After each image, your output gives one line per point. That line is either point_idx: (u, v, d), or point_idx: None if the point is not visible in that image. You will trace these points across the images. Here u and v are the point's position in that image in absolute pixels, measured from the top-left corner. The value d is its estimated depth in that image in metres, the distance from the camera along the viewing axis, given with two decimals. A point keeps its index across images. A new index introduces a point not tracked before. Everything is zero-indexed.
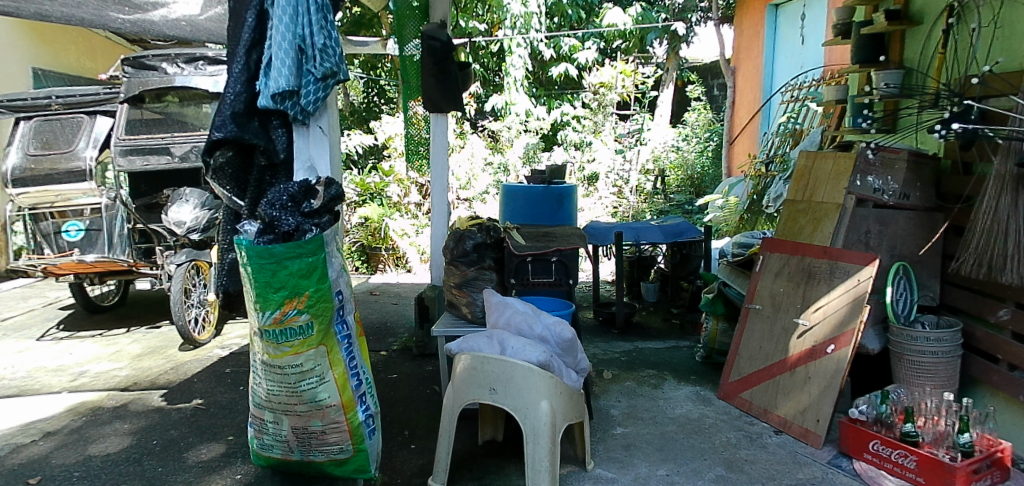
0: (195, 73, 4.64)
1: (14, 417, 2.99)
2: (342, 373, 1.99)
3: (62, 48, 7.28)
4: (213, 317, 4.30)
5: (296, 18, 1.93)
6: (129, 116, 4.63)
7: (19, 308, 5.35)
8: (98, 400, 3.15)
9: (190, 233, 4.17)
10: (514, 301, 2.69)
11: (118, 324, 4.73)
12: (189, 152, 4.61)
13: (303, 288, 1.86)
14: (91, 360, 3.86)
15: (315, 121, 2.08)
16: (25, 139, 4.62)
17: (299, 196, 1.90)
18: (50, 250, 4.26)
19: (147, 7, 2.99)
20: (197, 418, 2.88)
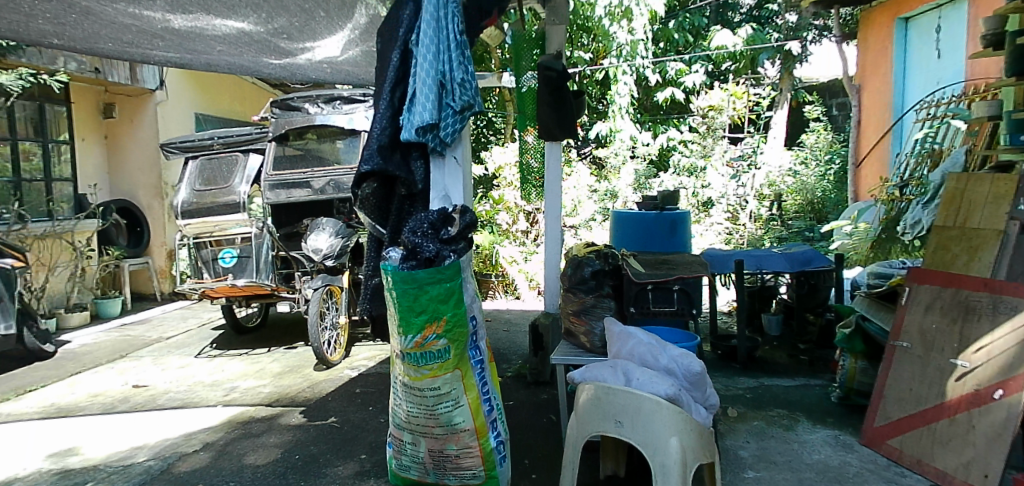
0: (333, 112, 5.03)
1: (179, 427, 3.29)
2: (476, 398, 2.02)
3: (219, 95, 8.16)
4: (343, 339, 4.56)
5: (438, 56, 2.04)
6: (275, 154, 5.08)
7: (178, 328, 5.96)
8: (247, 415, 3.40)
9: (326, 259, 4.46)
10: (638, 332, 2.62)
11: (262, 343, 5.14)
12: (325, 185, 4.99)
13: (441, 312, 1.92)
14: (240, 377, 4.20)
15: (451, 151, 2.19)
16: (192, 177, 5.14)
17: (438, 223, 1.97)
18: (208, 275, 4.76)
19: (296, 53, 3.62)
20: (334, 436, 3.03)
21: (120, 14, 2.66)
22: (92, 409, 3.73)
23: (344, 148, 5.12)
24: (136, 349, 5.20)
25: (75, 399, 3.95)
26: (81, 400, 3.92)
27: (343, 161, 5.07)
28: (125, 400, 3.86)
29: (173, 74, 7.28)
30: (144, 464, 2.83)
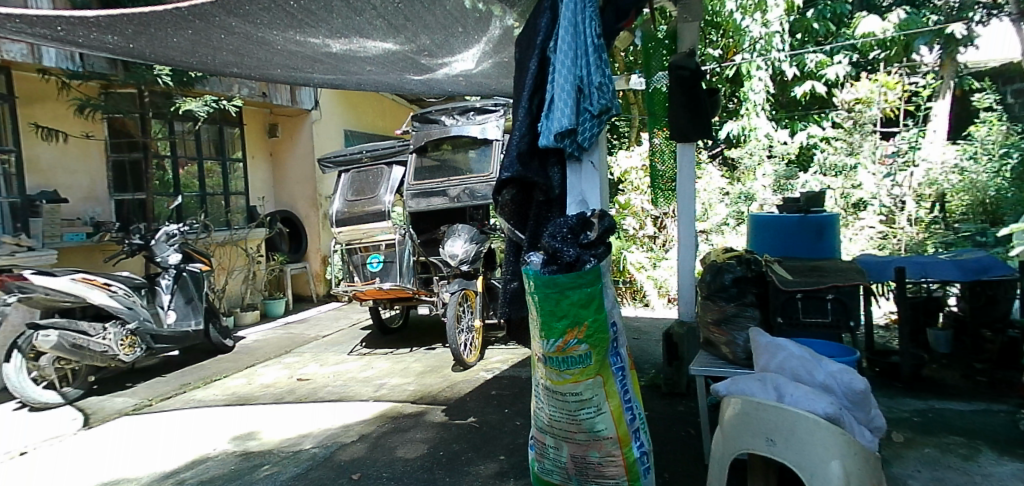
0: (468, 123, 5.27)
1: (336, 419, 3.58)
2: (618, 406, 2.00)
3: (365, 112, 8.83)
4: (478, 342, 4.72)
5: (576, 61, 2.05)
6: (417, 166, 5.38)
7: (331, 327, 6.48)
8: (395, 410, 3.62)
9: (462, 264, 4.67)
10: (789, 344, 2.47)
11: (404, 344, 5.45)
12: (461, 193, 5.19)
13: (582, 317, 1.92)
14: (386, 374, 4.49)
15: (588, 157, 2.20)
16: (344, 188, 5.57)
17: (577, 228, 1.98)
18: (359, 278, 5.20)
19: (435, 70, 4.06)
20: (474, 435, 3.14)
21: (289, 39, 3.18)
22: (264, 398, 4.15)
23: (475, 157, 5.33)
24: (297, 346, 5.73)
25: (250, 389, 4.42)
26: (255, 390, 4.38)
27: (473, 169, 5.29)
28: (290, 392, 4.26)
29: (327, 94, 8.00)
30: (309, 451, 3.11)
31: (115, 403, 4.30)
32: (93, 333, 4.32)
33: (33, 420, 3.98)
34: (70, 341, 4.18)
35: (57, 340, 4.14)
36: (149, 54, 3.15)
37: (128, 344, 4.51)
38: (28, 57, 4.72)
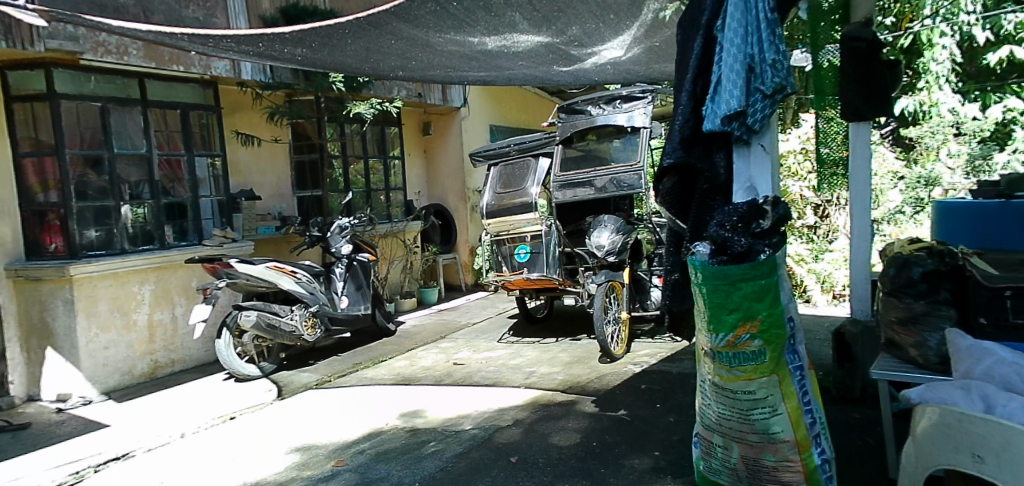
0: (614, 111, 5.29)
1: (492, 403, 3.71)
2: (796, 408, 1.86)
3: (506, 106, 9.13)
4: (625, 334, 4.66)
5: (746, 38, 1.93)
6: (563, 156, 5.51)
7: (481, 315, 6.76)
8: (547, 398, 3.68)
9: (608, 255, 4.72)
10: (999, 349, 2.15)
11: (551, 334, 5.54)
12: (607, 183, 5.22)
13: (755, 311, 1.81)
14: (536, 363, 4.58)
15: (758, 140, 2.06)
16: (494, 181, 5.71)
17: (748, 216, 1.86)
18: (507, 268, 5.39)
19: (584, 61, 4.11)
20: (627, 428, 3.11)
21: (450, 41, 3.42)
22: (425, 379, 4.42)
23: (614, 149, 5.36)
24: (451, 332, 6.03)
25: (412, 371, 4.73)
26: (416, 371, 4.68)
27: (613, 160, 5.34)
28: (448, 375, 4.49)
29: (472, 91, 8.39)
30: (469, 432, 3.25)
31: (301, 377, 4.81)
32: (283, 314, 4.89)
33: (237, 389, 4.58)
34: (266, 322, 4.77)
35: (256, 319, 4.72)
36: (338, 57, 3.66)
37: (310, 325, 5.05)
38: (231, 72, 5.32)
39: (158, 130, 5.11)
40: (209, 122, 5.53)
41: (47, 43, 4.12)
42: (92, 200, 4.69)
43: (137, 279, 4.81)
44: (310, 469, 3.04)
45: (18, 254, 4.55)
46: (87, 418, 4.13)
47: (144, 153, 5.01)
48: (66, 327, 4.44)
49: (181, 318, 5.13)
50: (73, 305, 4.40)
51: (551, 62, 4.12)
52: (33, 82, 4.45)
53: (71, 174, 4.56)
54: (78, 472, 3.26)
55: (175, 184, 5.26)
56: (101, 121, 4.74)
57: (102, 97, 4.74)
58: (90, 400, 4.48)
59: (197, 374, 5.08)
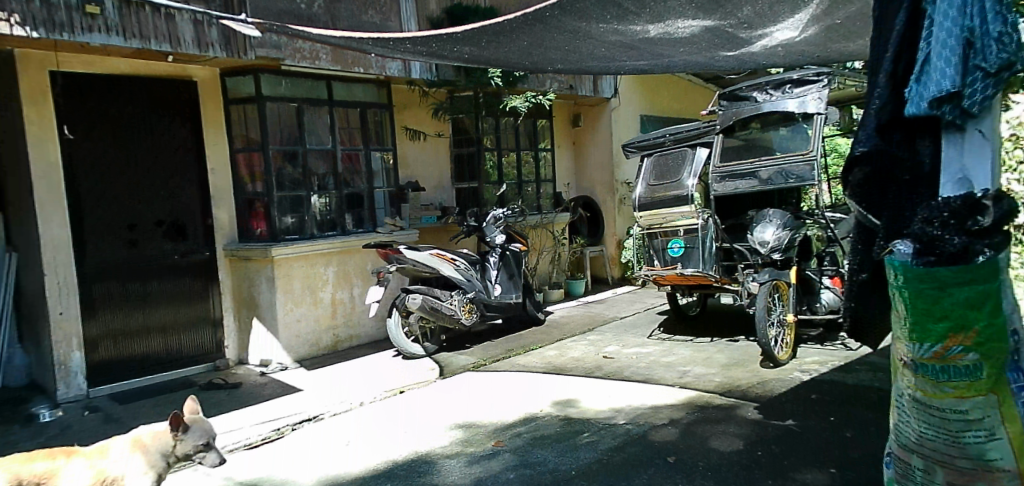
0: (784, 97, 4.93)
1: (646, 400, 3.65)
2: (1020, 435, 1.60)
3: (658, 95, 8.91)
4: (790, 339, 4.36)
5: (964, 8, 1.63)
6: (724, 146, 5.23)
7: (630, 309, 6.67)
8: (704, 400, 3.54)
9: (772, 252, 4.45)
10: None
11: (705, 333, 5.32)
12: (773, 175, 4.89)
13: (972, 319, 1.58)
14: (691, 362, 4.43)
15: (974, 124, 1.72)
16: (648, 173, 5.59)
17: (963, 212, 1.65)
18: (659, 262, 5.23)
19: (751, 47, 3.92)
20: (796, 439, 2.90)
21: (611, 31, 3.42)
22: (577, 370, 4.45)
23: (777, 139, 5.05)
24: (600, 325, 6.02)
25: (564, 360, 4.79)
26: (568, 361, 4.73)
27: (776, 150, 5.01)
28: (600, 367, 4.49)
29: (624, 81, 8.28)
30: (624, 427, 3.22)
31: (459, 359, 5.07)
32: (444, 298, 5.19)
33: (404, 366, 4.93)
34: (430, 305, 5.08)
35: (421, 301, 5.05)
36: (506, 51, 3.83)
37: (468, 309, 5.29)
38: (402, 72, 5.70)
39: (341, 127, 5.63)
40: (382, 119, 5.96)
41: (257, 51, 4.70)
42: (288, 190, 5.27)
43: (322, 261, 5.35)
44: (472, 446, 3.20)
45: (232, 237, 5.26)
46: (283, 382, 4.68)
47: (330, 148, 5.54)
48: (268, 301, 5.07)
49: (357, 297, 5.64)
50: (273, 282, 5.00)
51: (713, 50, 4.00)
52: (244, 86, 5.12)
53: (272, 167, 5.18)
54: (280, 428, 3.71)
55: (354, 177, 5.75)
56: (297, 119, 5.32)
57: (298, 98, 5.31)
58: (286, 366, 5.09)
59: (369, 350, 5.55)
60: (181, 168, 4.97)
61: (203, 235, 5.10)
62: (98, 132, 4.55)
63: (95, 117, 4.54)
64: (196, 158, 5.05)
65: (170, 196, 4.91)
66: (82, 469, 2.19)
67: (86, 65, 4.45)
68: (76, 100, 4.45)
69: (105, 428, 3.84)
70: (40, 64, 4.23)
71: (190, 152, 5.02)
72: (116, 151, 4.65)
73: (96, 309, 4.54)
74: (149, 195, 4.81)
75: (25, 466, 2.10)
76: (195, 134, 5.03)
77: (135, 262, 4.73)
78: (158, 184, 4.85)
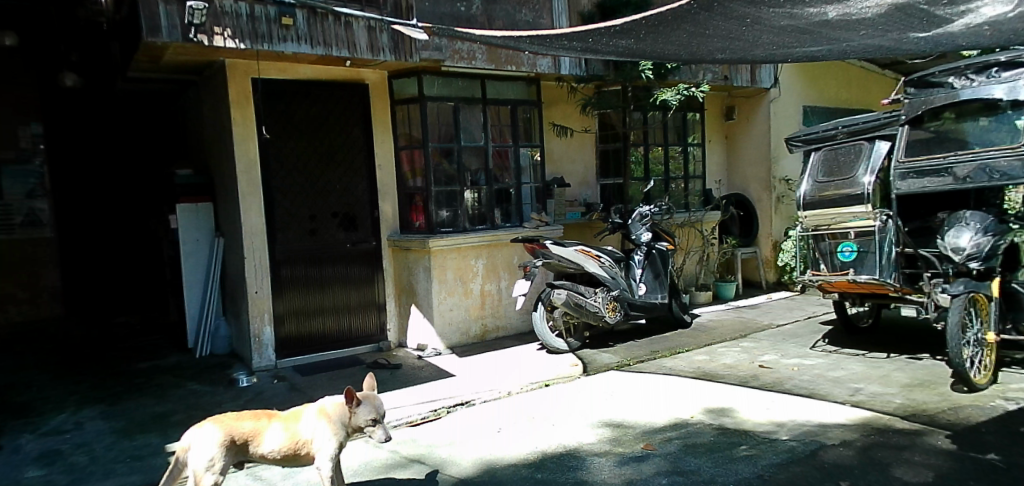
0: (988, 83, 4.30)
1: (811, 416, 3.37)
2: None
3: (826, 84, 8.20)
4: (990, 362, 3.81)
5: None
6: (910, 138, 4.69)
7: (788, 317, 6.21)
8: (882, 422, 3.20)
9: (970, 260, 3.89)
10: None
11: (880, 348, 4.81)
12: (972, 173, 4.37)
13: None
14: (864, 379, 4.02)
15: None
16: (815, 168, 5.13)
17: None
18: (826, 267, 4.79)
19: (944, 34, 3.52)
20: (1002, 477, 2.52)
21: (781, 16, 3.25)
22: (730, 378, 4.22)
23: (973, 131, 4.45)
24: (754, 332, 5.66)
25: (715, 367, 4.56)
26: (720, 368, 4.50)
27: (973, 144, 4.42)
28: (756, 377, 4.21)
29: (786, 70, 7.73)
30: (787, 443, 3.00)
31: (603, 357, 5.02)
32: (588, 295, 5.18)
33: (550, 360, 4.99)
34: (574, 301, 5.13)
35: (566, 297, 5.11)
36: (666, 40, 3.79)
37: (612, 307, 5.25)
38: (552, 68, 5.74)
39: (493, 125, 5.81)
40: (530, 116, 6.05)
41: (421, 54, 4.96)
42: (445, 186, 5.54)
43: (473, 253, 5.56)
44: (621, 446, 3.15)
45: (395, 228, 5.62)
46: (437, 366, 4.94)
47: (482, 145, 5.73)
48: (425, 289, 5.37)
49: (505, 290, 5.80)
50: (430, 272, 5.28)
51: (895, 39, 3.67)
52: (409, 88, 5.45)
53: (431, 163, 5.47)
54: (436, 410, 3.90)
55: (502, 173, 5.89)
56: (453, 118, 5.56)
57: (455, 97, 5.55)
58: (440, 352, 5.37)
59: (516, 342, 5.69)
60: (354, 165, 5.41)
61: (371, 225, 5.52)
62: (288, 132, 5.10)
63: (286, 119, 5.09)
64: (367, 155, 5.46)
65: (344, 190, 5.37)
66: (279, 431, 2.55)
67: (280, 72, 4.99)
68: (271, 104, 5.01)
69: (289, 396, 4.30)
70: (244, 72, 4.82)
71: (361, 150, 5.44)
72: (302, 148, 5.17)
73: (284, 289, 5.12)
74: (327, 189, 5.29)
75: (237, 423, 2.51)
76: (365, 134, 5.44)
77: (315, 249, 5.25)
78: (335, 178, 5.33)
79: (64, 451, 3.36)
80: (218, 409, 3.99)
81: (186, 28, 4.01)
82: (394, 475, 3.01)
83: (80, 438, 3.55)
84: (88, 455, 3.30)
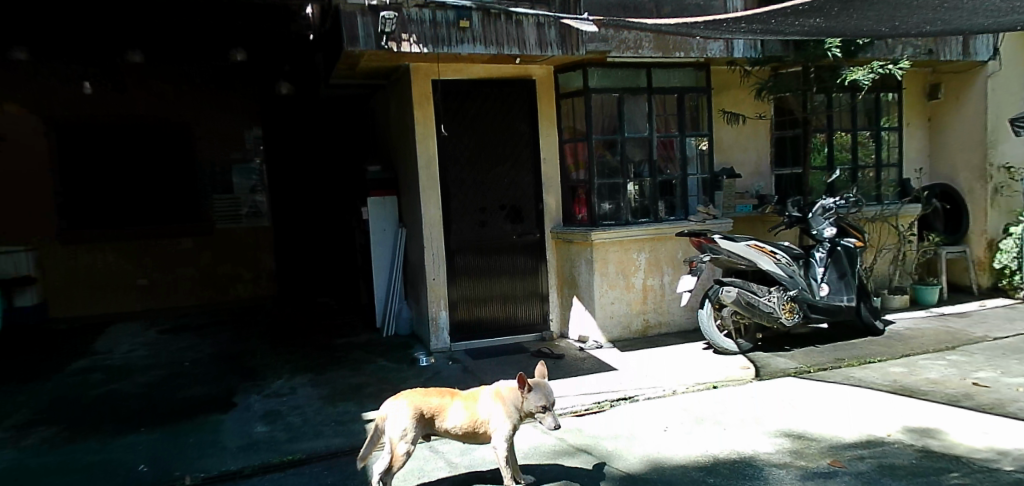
0: None
1: None
2: None
3: None
4: None
5: None
6: None
7: (1009, 329, 5.34)
8: None
9: None
10: None
11: None
12: None
13: None
14: None
15: None
16: None
17: None
18: None
19: None
20: None
21: None
22: (935, 395, 3.73)
23: None
24: (964, 344, 4.95)
25: (916, 381, 4.06)
26: (922, 383, 3.99)
27: None
28: (970, 396, 3.68)
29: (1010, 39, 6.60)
30: (1013, 476, 2.59)
31: (778, 362, 4.68)
32: (760, 294, 4.90)
33: (719, 361, 4.76)
34: (746, 300, 4.85)
35: (736, 296, 4.86)
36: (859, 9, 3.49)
37: (788, 308, 4.91)
38: (724, 52, 5.43)
39: (659, 114, 5.64)
40: (699, 103, 5.77)
41: (587, 46, 4.94)
42: (608, 178, 5.50)
43: (636, 247, 5.46)
44: (804, 460, 2.93)
45: (558, 220, 5.68)
46: (600, 359, 4.95)
47: (646, 136, 5.59)
48: (587, 282, 5.38)
49: (668, 285, 5.62)
50: (592, 264, 5.28)
51: None
52: (574, 81, 5.47)
53: (595, 156, 5.45)
54: (600, 403, 3.91)
55: (668, 164, 5.70)
56: (618, 109, 5.50)
57: (620, 88, 5.49)
58: (601, 345, 5.37)
59: (681, 340, 5.50)
60: (520, 159, 5.56)
61: (536, 217, 5.65)
62: (462, 129, 5.38)
63: (460, 117, 5.38)
64: (533, 150, 5.58)
65: (511, 184, 5.56)
66: (460, 409, 2.74)
67: (456, 72, 5.27)
68: (447, 103, 5.32)
69: (463, 378, 4.56)
70: (425, 75, 5.16)
71: (528, 145, 5.58)
72: (473, 144, 5.43)
73: (457, 277, 5.44)
74: (496, 183, 5.52)
75: (425, 399, 2.72)
76: (532, 129, 5.57)
77: (484, 239, 5.51)
78: (503, 172, 5.52)
79: (283, 412, 3.88)
80: (402, 385, 4.36)
81: (378, 37, 4.40)
82: (562, 463, 3.08)
83: (295, 401, 4.08)
84: (300, 417, 3.78)
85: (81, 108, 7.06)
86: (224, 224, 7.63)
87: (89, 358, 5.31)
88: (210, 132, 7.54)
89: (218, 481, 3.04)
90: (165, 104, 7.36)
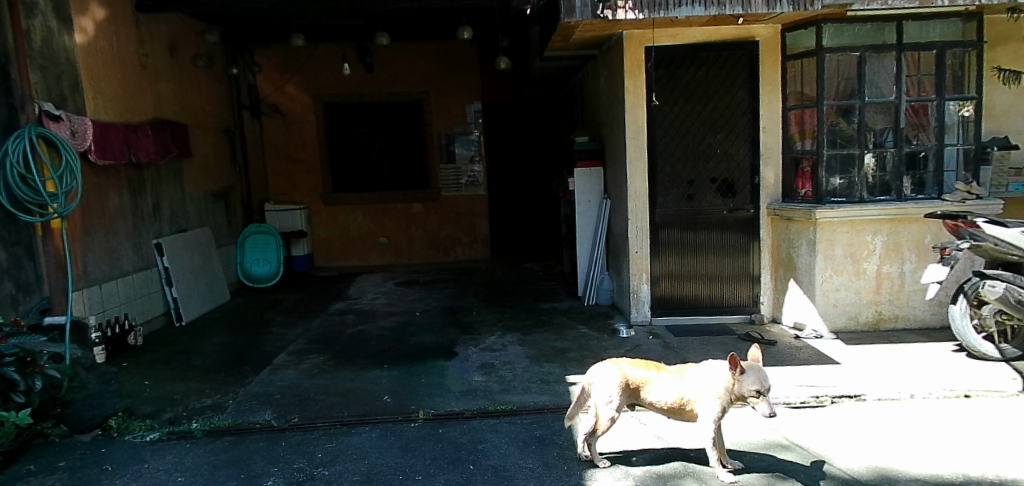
0: None
1: None
2: None
3: None
4: None
5: None
6: None
7: None
8: None
9: None
10: None
11: None
12: None
13: None
14: None
15: None
16: None
17: None
18: None
19: None
20: None
21: None
22: None
23: None
24: None
25: None
26: None
27: None
28: None
29: None
30: None
31: None
32: None
33: (974, 367, 4.07)
34: (1014, 297, 4.09)
35: (1002, 292, 4.13)
36: None
37: None
38: None
39: (910, 75, 4.88)
40: (966, 60, 4.87)
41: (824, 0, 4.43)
42: (840, 149, 4.94)
43: (872, 228, 4.85)
44: None
45: (777, 195, 5.24)
46: (819, 350, 4.54)
47: (893, 100, 4.88)
48: (807, 265, 4.94)
49: (910, 275, 4.91)
50: (814, 245, 4.84)
51: None
52: (805, 40, 4.97)
53: (825, 123, 4.92)
54: (819, 397, 3.59)
55: (919, 133, 4.92)
56: (858, 71, 4.88)
57: (861, 46, 4.85)
58: (820, 335, 4.90)
59: (922, 337, 4.79)
60: (736, 128, 5.22)
61: (752, 191, 5.28)
62: (675, 96, 5.21)
63: (673, 83, 5.20)
64: (752, 118, 5.20)
65: (725, 155, 5.26)
66: (667, 384, 2.71)
67: (671, 38, 5.09)
68: (661, 70, 5.18)
69: (665, 353, 4.51)
70: (639, 42, 5.06)
71: (746, 113, 5.21)
72: (686, 111, 5.24)
73: (662, 250, 5.35)
74: (707, 154, 5.27)
75: (631, 369, 2.76)
76: (753, 95, 5.18)
77: (693, 214, 5.32)
78: (716, 141, 5.25)
79: (496, 366, 4.19)
80: (605, 353, 4.45)
81: (595, 6, 4.41)
82: (774, 455, 2.94)
83: (506, 357, 4.38)
84: (511, 372, 4.06)
85: (337, 86, 8.15)
86: (448, 191, 8.35)
87: (343, 302, 6.25)
88: (436, 105, 8.22)
89: (445, 419, 3.41)
90: (400, 81, 8.18)
